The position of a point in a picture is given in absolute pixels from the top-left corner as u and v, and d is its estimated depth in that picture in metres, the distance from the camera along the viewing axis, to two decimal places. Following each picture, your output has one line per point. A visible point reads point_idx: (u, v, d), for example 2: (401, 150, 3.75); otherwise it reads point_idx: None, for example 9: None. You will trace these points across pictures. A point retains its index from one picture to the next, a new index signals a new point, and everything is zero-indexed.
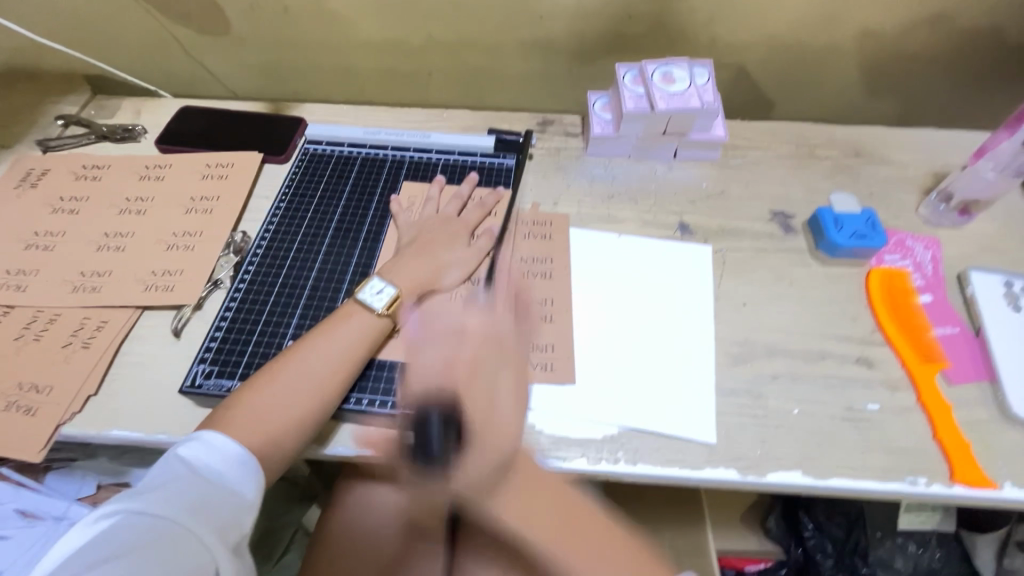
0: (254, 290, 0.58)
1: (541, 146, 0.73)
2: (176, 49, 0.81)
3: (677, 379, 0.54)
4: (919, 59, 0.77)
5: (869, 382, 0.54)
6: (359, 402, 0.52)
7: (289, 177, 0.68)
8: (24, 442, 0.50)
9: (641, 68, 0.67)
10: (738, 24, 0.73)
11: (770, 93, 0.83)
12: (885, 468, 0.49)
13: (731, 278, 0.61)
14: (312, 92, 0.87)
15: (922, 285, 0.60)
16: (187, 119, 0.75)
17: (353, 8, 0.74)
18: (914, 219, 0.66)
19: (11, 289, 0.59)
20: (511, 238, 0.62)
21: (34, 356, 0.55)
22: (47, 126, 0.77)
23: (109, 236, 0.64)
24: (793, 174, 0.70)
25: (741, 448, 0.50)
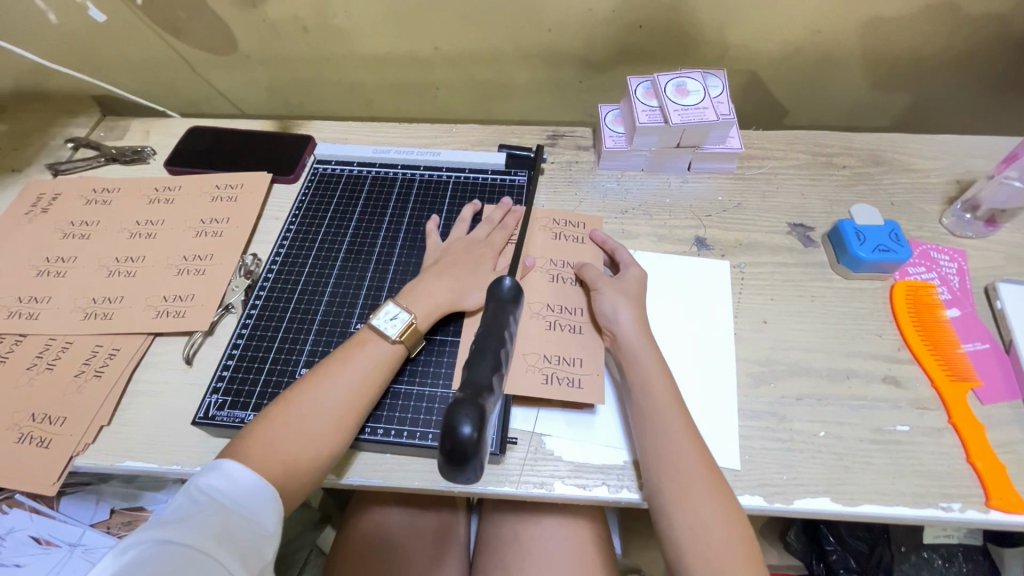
0: (267, 316, 0.57)
1: (553, 160, 0.72)
2: (183, 69, 0.81)
3: (699, 401, 0.53)
4: (937, 63, 0.75)
5: (897, 402, 0.52)
6: (375, 431, 0.50)
7: (300, 198, 0.67)
8: (38, 475, 0.50)
9: (654, 81, 0.66)
10: (751, 32, 0.72)
11: (784, 100, 0.82)
12: (918, 493, 0.48)
13: (750, 293, 0.60)
14: (320, 108, 0.86)
15: (949, 298, 0.59)
16: (195, 140, 0.75)
17: (360, 25, 0.73)
18: (937, 229, 0.64)
19: (24, 317, 0.59)
20: (535, 249, 0.61)
21: (47, 386, 0.54)
22: (57, 149, 0.77)
23: (120, 261, 0.63)
24: (811, 184, 0.69)
25: (766, 474, 0.49)
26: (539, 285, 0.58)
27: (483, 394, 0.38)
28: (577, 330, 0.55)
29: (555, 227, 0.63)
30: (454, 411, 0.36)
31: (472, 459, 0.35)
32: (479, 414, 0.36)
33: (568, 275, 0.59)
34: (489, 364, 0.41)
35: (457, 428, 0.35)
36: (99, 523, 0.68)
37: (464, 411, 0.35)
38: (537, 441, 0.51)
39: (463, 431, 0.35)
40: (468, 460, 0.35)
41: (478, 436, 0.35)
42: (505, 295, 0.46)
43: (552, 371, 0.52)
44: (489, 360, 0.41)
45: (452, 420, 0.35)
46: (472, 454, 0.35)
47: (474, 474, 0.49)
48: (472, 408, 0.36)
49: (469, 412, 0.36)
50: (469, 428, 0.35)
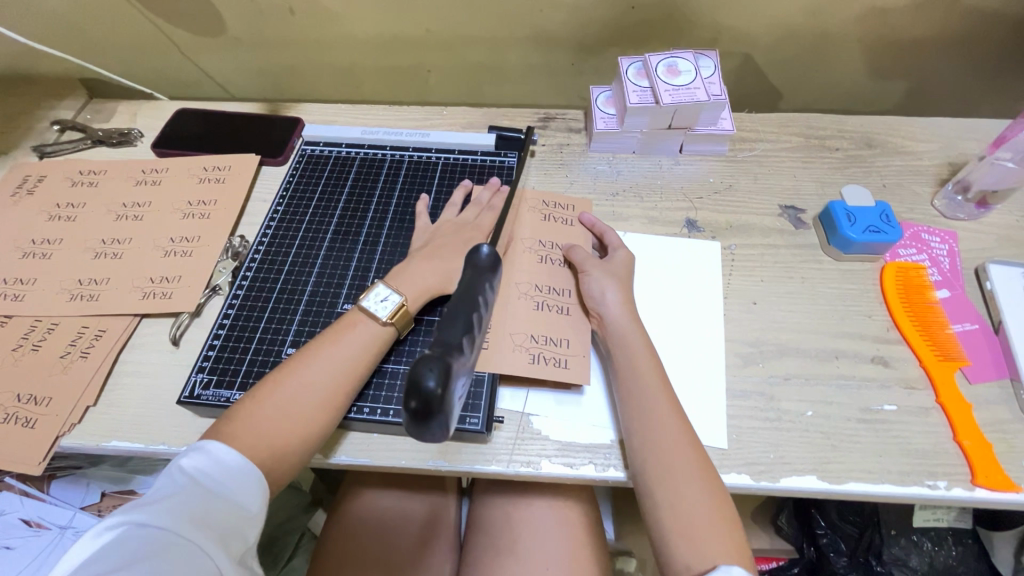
0: (253, 297, 0.57)
1: (544, 142, 0.71)
2: (170, 50, 0.80)
3: (686, 380, 0.52)
4: (932, 45, 0.75)
5: (885, 382, 0.52)
6: (362, 410, 0.50)
7: (287, 179, 0.67)
8: (23, 455, 0.49)
9: (645, 61, 0.65)
10: (745, 12, 0.71)
11: (778, 83, 0.81)
12: (904, 471, 0.48)
13: (741, 275, 0.60)
14: (310, 91, 0.85)
15: (939, 280, 0.59)
16: (183, 122, 0.74)
17: (348, 6, 0.72)
18: (928, 211, 0.64)
19: (9, 299, 0.58)
20: (524, 230, 0.61)
21: (33, 367, 0.54)
22: (43, 131, 0.76)
23: (106, 243, 0.63)
24: (803, 166, 0.68)
25: (753, 453, 0.49)
26: (529, 265, 0.58)
27: (452, 349, 0.34)
28: (566, 311, 0.55)
29: (544, 209, 0.63)
30: (419, 363, 0.33)
31: (436, 414, 0.31)
32: (446, 368, 0.33)
33: (557, 256, 0.59)
34: (462, 322, 0.37)
35: (421, 381, 0.32)
36: (90, 506, 0.68)
37: (430, 363, 0.32)
38: (524, 421, 0.51)
39: (426, 383, 0.32)
40: (430, 416, 0.32)
41: (442, 392, 0.32)
42: (481, 262, 0.42)
43: (540, 351, 0.52)
44: (462, 318, 0.37)
45: (416, 373, 0.32)
46: (435, 410, 0.32)
47: (461, 453, 0.49)
48: (438, 361, 0.33)
49: (434, 365, 0.32)
50: (433, 382, 0.32)
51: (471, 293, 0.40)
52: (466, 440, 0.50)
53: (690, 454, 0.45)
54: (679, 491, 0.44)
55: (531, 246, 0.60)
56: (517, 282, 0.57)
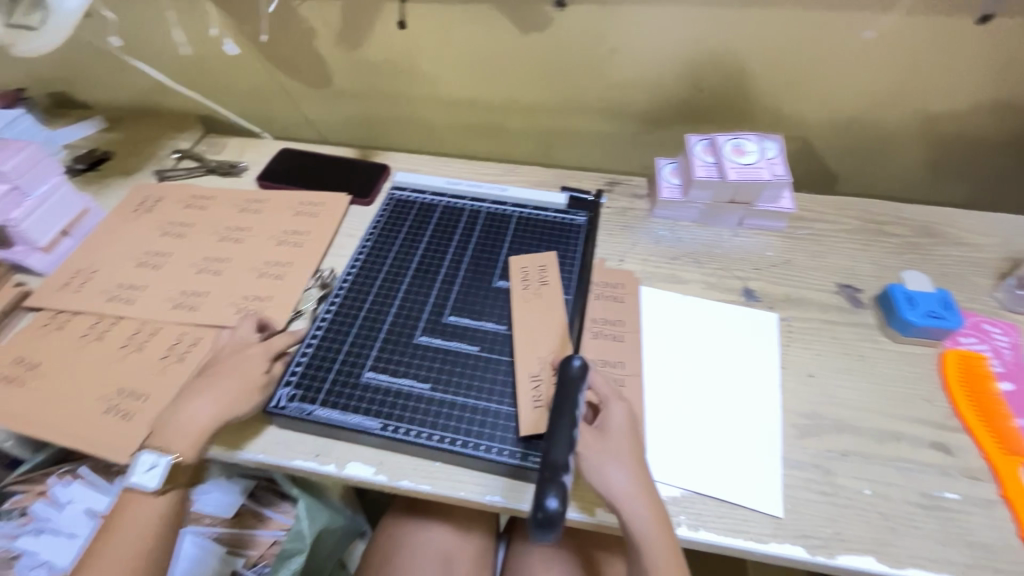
0: (339, 321, 0.62)
1: (610, 205, 0.76)
2: (281, 98, 0.90)
3: (742, 442, 0.54)
4: (989, 145, 0.78)
5: (947, 470, 0.52)
6: (429, 437, 0.53)
7: (375, 219, 0.73)
8: (118, 446, 0.54)
9: (712, 140, 0.70)
10: (807, 101, 0.76)
11: (836, 168, 0.85)
12: (967, 564, 0.47)
13: (797, 347, 0.61)
14: (394, 141, 0.94)
15: (1001, 371, 0.59)
16: (285, 161, 0.83)
17: (444, 71, 0.81)
18: (989, 302, 0.65)
19: (121, 302, 0.65)
20: (584, 298, 0.64)
21: (135, 365, 0.59)
22: (163, 158, 0.86)
23: (209, 260, 0.70)
24: (861, 249, 0.71)
25: (809, 525, 0.49)
26: (586, 341, 0.61)
27: (561, 467, 0.42)
28: (622, 382, 0.57)
29: (598, 289, 0.66)
30: (542, 485, 0.41)
31: (556, 531, 0.39)
32: (563, 490, 0.40)
33: (614, 334, 0.61)
34: (566, 440, 0.44)
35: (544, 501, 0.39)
36: None
37: (553, 487, 0.40)
38: None
39: (548, 504, 0.39)
40: (549, 531, 0.39)
41: (562, 508, 0.39)
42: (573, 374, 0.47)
43: None
44: (566, 434, 0.44)
45: (539, 493, 0.40)
46: (555, 527, 0.39)
47: (519, 490, 0.51)
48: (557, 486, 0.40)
49: (554, 488, 0.40)
50: (554, 502, 0.39)
51: (566, 409, 0.46)
52: (530, 479, 0.51)
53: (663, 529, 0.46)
54: (649, 540, 0.45)
55: (594, 313, 0.63)
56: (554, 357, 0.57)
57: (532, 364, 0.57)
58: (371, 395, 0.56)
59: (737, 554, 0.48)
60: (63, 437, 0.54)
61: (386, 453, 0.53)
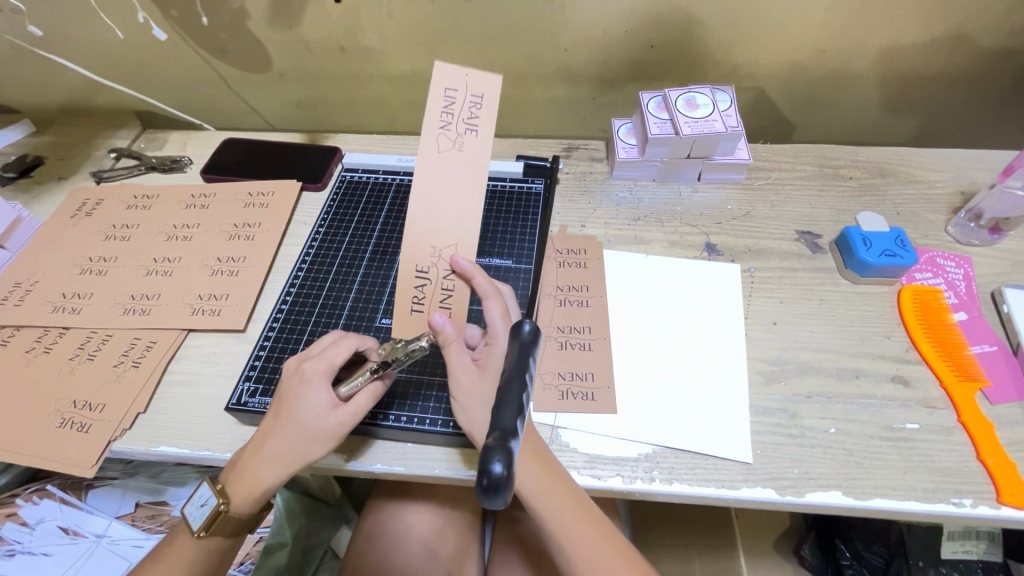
0: (296, 311, 0.60)
1: (568, 171, 0.75)
2: (220, 86, 0.86)
3: (710, 393, 0.54)
4: (937, 81, 0.78)
5: (907, 401, 0.54)
6: (398, 419, 0.52)
7: (328, 204, 0.71)
8: (77, 459, 0.52)
9: (665, 96, 0.69)
10: (758, 49, 0.75)
11: (791, 116, 0.85)
12: (930, 489, 0.48)
13: (759, 295, 0.62)
14: (345, 124, 0.91)
15: (955, 302, 0.60)
16: (229, 152, 0.79)
17: (387, 45, 0.78)
18: (943, 237, 0.66)
19: (67, 312, 0.62)
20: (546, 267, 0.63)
21: (87, 375, 0.57)
22: (100, 158, 0.82)
23: (157, 261, 0.67)
24: (818, 194, 0.71)
25: (778, 468, 0.50)
26: (550, 309, 0.60)
27: (512, 431, 0.38)
28: (589, 347, 0.57)
29: (559, 256, 0.65)
30: (487, 449, 0.36)
31: (504, 496, 0.35)
32: (510, 454, 0.36)
33: (577, 299, 0.61)
34: (516, 403, 0.39)
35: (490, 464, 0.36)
36: (124, 515, 0.72)
37: (498, 450, 0.36)
38: (554, 434, 0.52)
39: (493, 469, 0.35)
40: (497, 496, 0.35)
41: (508, 474, 0.36)
42: (523, 339, 0.43)
43: (568, 387, 0.55)
44: (515, 395, 0.40)
45: (484, 456, 0.36)
46: (502, 492, 0.35)
47: None
48: (503, 449, 0.36)
49: (501, 452, 0.36)
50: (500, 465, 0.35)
51: (515, 373, 0.41)
52: None
53: (566, 502, 0.47)
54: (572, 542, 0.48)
55: (556, 281, 0.63)
56: (454, 250, 0.47)
57: (422, 256, 0.47)
58: None
59: (710, 502, 0.49)
60: (18, 456, 0.52)
61: (355, 439, 0.52)
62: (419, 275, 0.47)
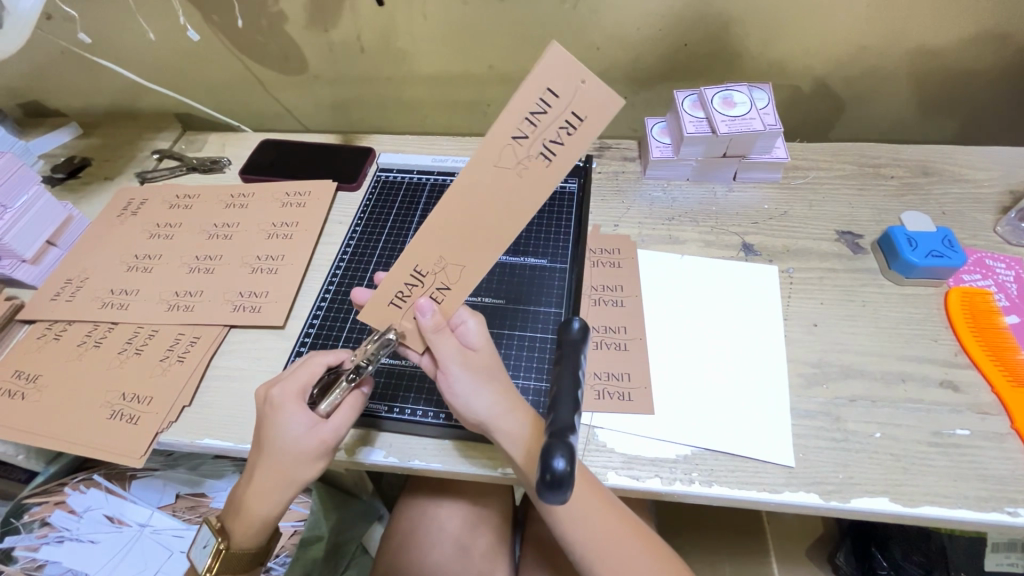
0: (335, 308, 0.62)
1: (601, 170, 0.75)
2: (258, 89, 0.88)
3: (750, 397, 0.53)
4: (986, 78, 0.76)
5: (956, 406, 0.52)
6: (437, 416, 0.53)
7: (363, 204, 0.72)
8: (126, 449, 0.54)
9: (700, 94, 0.68)
10: (795, 47, 0.74)
11: (829, 115, 0.83)
12: (982, 497, 0.47)
13: (798, 297, 0.61)
14: (377, 124, 0.92)
15: (1006, 305, 0.58)
16: (266, 153, 0.81)
17: (421, 46, 0.79)
18: (991, 238, 0.64)
19: (115, 307, 0.65)
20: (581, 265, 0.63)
21: (135, 368, 0.59)
22: (144, 159, 0.84)
23: (200, 259, 0.69)
24: (859, 194, 0.70)
25: (822, 472, 0.49)
26: (585, 309, 0.60)
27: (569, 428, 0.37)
28: (625, 347, 0.57)
29: (594, 256, 0.65)
30: (547, 444, 0.35)
31: (567, 493, 0.34)
32: (571, 449, 0.35)
33: (611, 299, 0.61)
34: (571, 399, 0.38)
35: (552, 459, 0.34)
36: (165, 506, 0.74)
37: (559, 444, 0.35)
38: (591, 434, 0.52)
39: (555, 465, 0.34)
40: (559, 492, 0.34)
41: (571, 470, 0.34)
42: (573, 337, 0.42)
43: (605, 386, 0.54)
44: (570, 394, 0.39)
45: (546, 451, 0.35)
46: (564, 488, 0.34)
47: None
48: (564, 444, 0.35)
49: (561, 447, 0.35)
50: (562, 461, 0.34)
51: (567, 370, 0.41)
52: None
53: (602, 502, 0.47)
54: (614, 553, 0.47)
55: (592, 281, 0.63)
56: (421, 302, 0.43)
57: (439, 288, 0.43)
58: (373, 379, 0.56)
59: (750, 505, 0.49)
60: (71, 445, 0.54)
61: (393, 435, 0.53)
62: (414, 276, 0.43)
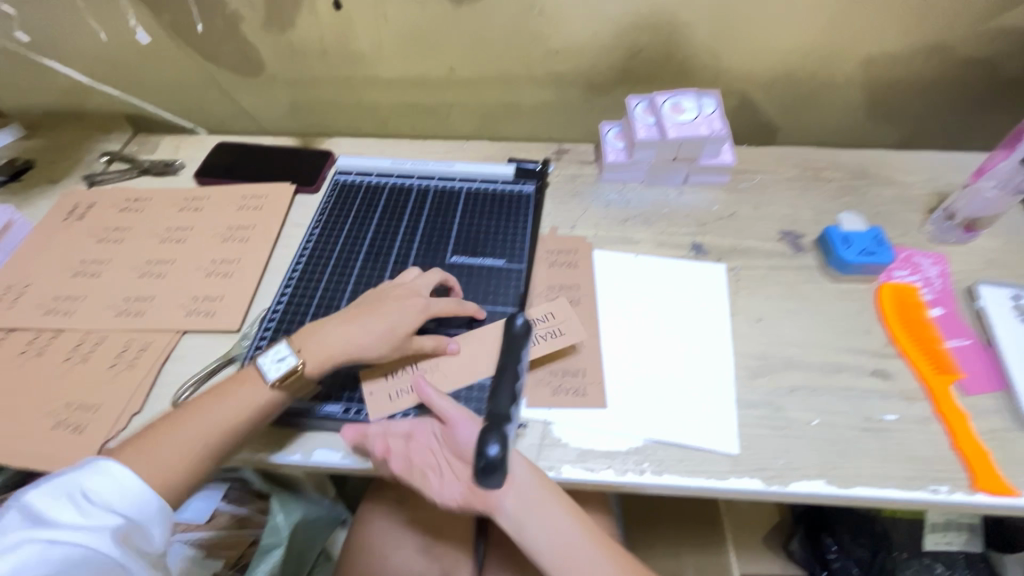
0: (292, 310, 0.62)
1: (559, 173, 0.77)
2: (213, 91, 0.87)
3: (697, 390, 0.56)
4: (913, 87, 0.81)
5: (886, 393, 0.56)
6: (394, 415, 0.53)
7: (321, 207, 0.72)
8: (71, 459, 0.52)
9: (652, 100, 0.71)
10: (740, 56, 0.78)
11: (775, 121, 0.88)
12: (908, 477, 0.50)
13: (743, 293, 0.64)
14: (337, 126, 0.92)
15: (932, 298, 0.62)
16: (222, 155, 0.80)
17: (380, 49, 0.79)
18: (919, 236, 0.69)
19: (60, 314, 0.62)
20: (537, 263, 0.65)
21: (81, 376, 0.57)
22: (92, 162, 0.82)
23: (151, 263, 0.67)
24: (801, 195, 0.73)
25: (764, 458, 0.51)
26: (542, 308, 0.62)
27: (504, 419, 0.44)
28: (580, 344, 0.59)
29: (551, 257, 0.66)
30: (484, 434, 0.42)
31: (499, 474, 0.41)
32: (504, 437, 0.42)
33: (568, 298, 0.63)
34: (510, 392, 0.46)
35: (486, 448, 0.41)
36: None
37: (494, 435, 0.42)
38: (547, 429, 0.54)
39: (489, 451, 0.41)
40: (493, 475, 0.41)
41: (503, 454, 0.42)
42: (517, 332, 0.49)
43: (560, 382, 0.56)
44: (509, 386, 0.46)
45: (482, 441, 0.42)
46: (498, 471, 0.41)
47: None
48: (498, 432, 0.42)
49: (496, 435, 0.42)
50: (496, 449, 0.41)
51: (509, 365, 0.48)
52: None
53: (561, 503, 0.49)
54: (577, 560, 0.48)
55: (548, 280, 0.64)
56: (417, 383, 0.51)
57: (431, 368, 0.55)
58: (331, 381, 0.56)
59: (698, 493, 0.51)
60: (11, 457, 0.52)
61: None
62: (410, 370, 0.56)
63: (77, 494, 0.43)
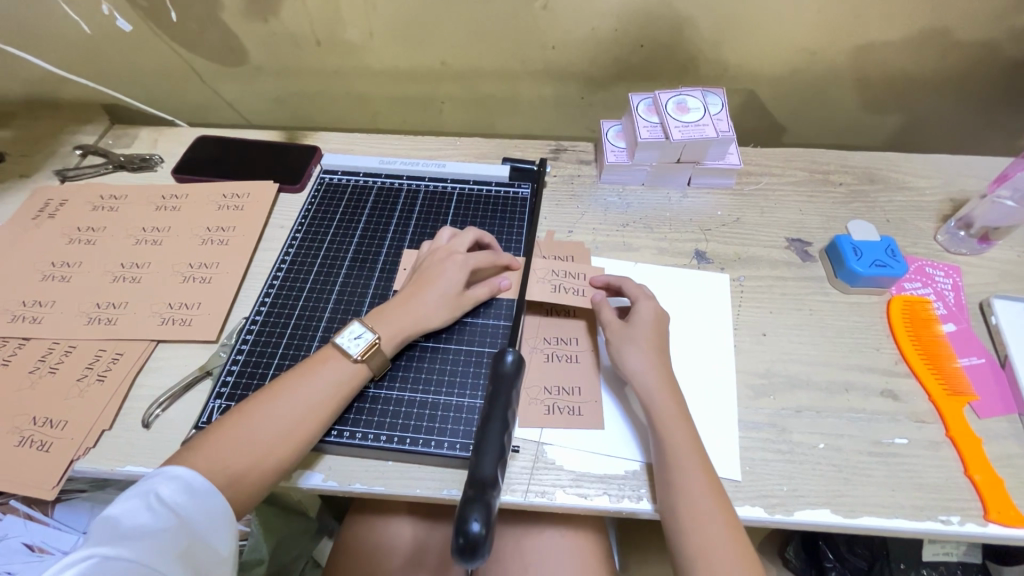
0: (272, 321, 0.59)
1: (556, 173, 0.73)
2: (194, 81, 0.83)
3: (698, 410, 0.53)
4: (927, 86, 0.77)
5: (895, 415, 0.53)
6: (378, 437, 0.50)
7: (306, 208, 0.69)
8: (36, 480, 0.49)
9: (655, 98, 0.67)
10: (748, 52, 0.74)
11: (782, 119, 0.84)
12: (917, 506, 0.48)
13: (747, 305, 0.61)
14: (325, 119, 0.88)
15: (944, 313, 0.60)
16: (202, 150, 0.76)
17: (369, 40, 0.75)
18: (931, 246, 0.66)
19: (27, 321, 0.59)
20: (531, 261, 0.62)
21: (49, 390, 0.54)
22: (65, 155, 0.78)
23: (125, 267, 0.64)
24: (809, 200, 0.70)
25: (768, 485, 0.49)
26: (536, 320, 0.58)
27: (489, 482, 0.41)
28: (577, 360, 0.56)
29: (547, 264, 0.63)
30: (466, 505, 0.39)
31: (483, 553, 0.38)
32: (487, 511, 0.39)
33: (564, 309, 0.60)
34: (495, 450, 0.43)
35: (468, 523, 0.38)
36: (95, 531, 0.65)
37: (474, 508, 0.39)
38: (540, 452, 0.51)
39: (471, 527, 0.38)
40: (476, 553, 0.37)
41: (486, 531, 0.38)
42: (504, 371, 0.46)
43: (555, 401, 0.53)
44: (495, 439, 0.43)
45: (463, 514, 0.39)
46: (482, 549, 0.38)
47: None
48: (480, 504, 0.39)
49: (479, 508, 0.39)
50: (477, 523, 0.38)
51: (496, 408, 0.45)
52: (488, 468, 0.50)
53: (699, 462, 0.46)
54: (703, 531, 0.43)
55: None
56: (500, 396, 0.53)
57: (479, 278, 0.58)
58: None
59: None
60: None
61: (333, 457, 0.51)
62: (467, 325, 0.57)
63: (151, 496, 0.40)
